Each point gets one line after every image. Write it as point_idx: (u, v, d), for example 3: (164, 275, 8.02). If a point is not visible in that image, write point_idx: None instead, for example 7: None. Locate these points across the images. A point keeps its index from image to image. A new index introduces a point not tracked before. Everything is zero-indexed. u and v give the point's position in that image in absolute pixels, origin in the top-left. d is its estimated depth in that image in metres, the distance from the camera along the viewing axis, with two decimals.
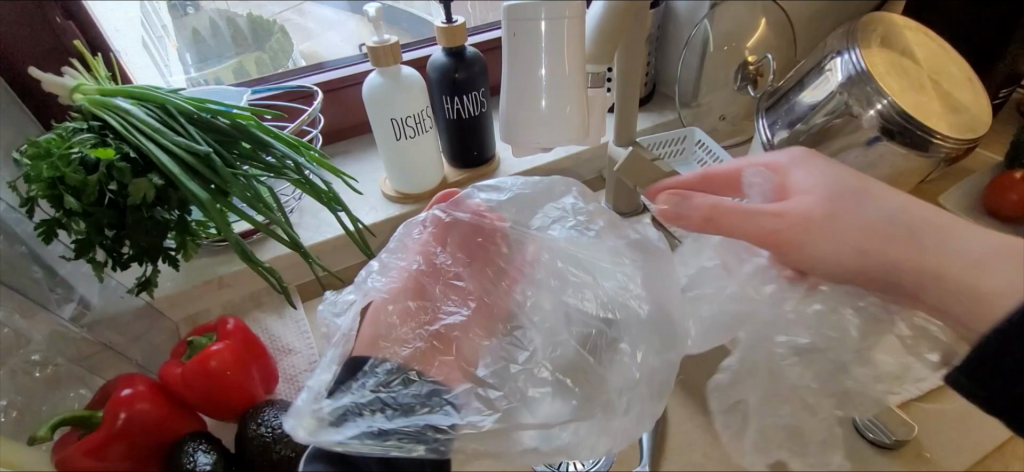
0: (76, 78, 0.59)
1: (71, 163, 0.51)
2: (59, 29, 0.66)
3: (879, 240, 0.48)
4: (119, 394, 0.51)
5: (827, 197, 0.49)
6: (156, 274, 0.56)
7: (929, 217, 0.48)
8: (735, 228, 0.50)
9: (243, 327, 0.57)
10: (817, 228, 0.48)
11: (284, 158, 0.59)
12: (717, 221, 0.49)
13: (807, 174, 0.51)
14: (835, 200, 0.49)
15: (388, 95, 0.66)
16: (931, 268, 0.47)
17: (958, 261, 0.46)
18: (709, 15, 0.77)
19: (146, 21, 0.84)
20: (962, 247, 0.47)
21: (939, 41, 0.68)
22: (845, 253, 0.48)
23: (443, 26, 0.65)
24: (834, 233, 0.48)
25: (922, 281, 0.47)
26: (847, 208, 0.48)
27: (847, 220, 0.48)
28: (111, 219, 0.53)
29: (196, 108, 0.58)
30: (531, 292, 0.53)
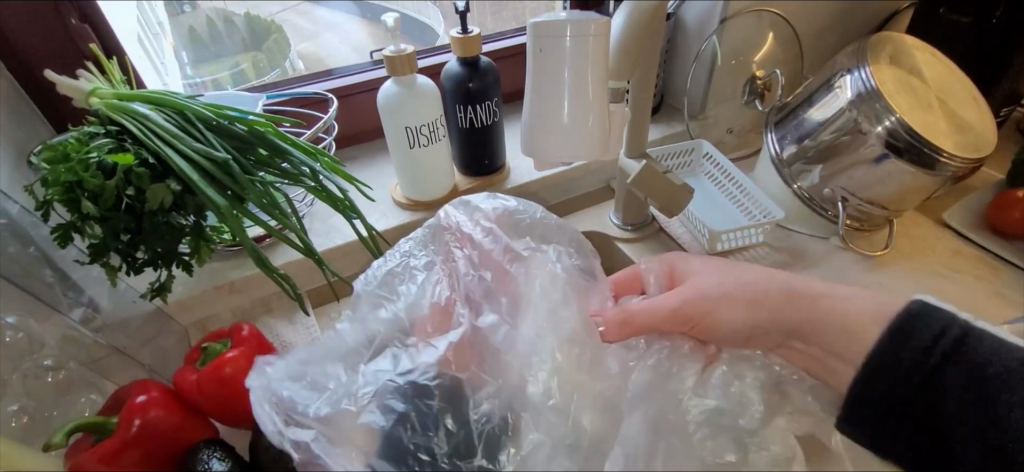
0: (91, 81, 0.58)
1: (89, 168, 0.51)
2: (74, 31, 0.66)
3: (765, 308, 0.55)
4: (134, 401, 0.51)
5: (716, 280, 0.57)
6: (170, 280, 0.56)
7: (799, 283, 0.57)
8: (643, 326, 0.53)
9: (257, 334, 0.57)
10: (717, 303, 0.55)
11: (301, 165, 0.60)
12: (630, 324, 0.53)
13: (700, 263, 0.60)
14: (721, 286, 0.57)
15: (404, 104, 0.66)
16: (809, 322, 0.55)
17: (836, 311, 0.55)
18: (718, 31, 0.78)
19: (143, 19, 0.88)
20: (842, 303, 0.55)
21: (948, 62, 0.69)
22: (740, 326, 0.55)
23: (458, 36, 0.66)
24: (739, 304, 0.56)
25: (803, 327, 0.55)
26: (745, 279, 0.57)
27: (739, 295, 0.56)
28: (128, 224, 0.52)
29: (214, 114, 0.58)
30: (494, 335, 0.53)
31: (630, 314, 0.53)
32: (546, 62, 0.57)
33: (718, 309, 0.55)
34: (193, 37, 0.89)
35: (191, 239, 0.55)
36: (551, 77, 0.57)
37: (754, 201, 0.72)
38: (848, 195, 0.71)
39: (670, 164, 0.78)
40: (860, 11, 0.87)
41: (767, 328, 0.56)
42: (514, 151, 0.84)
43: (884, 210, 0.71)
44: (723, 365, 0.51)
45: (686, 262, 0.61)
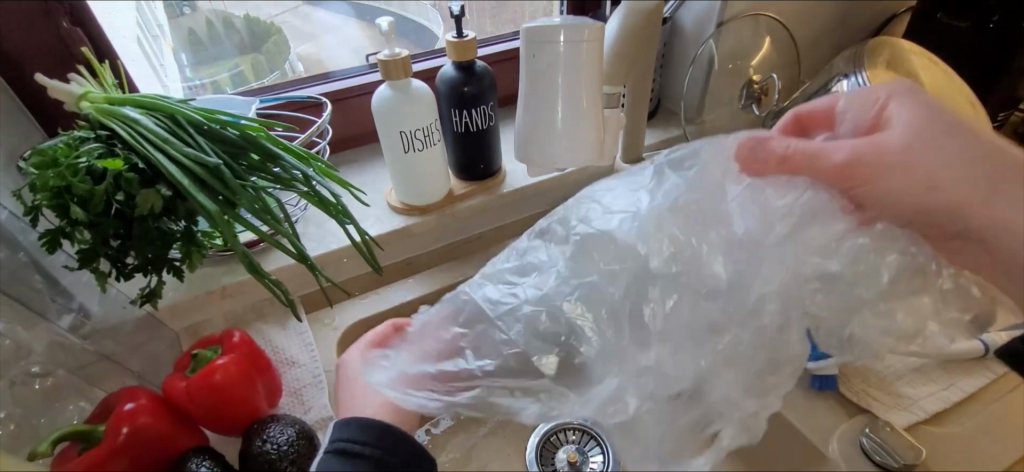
0: (82, 85, 0.58)
1: (78, 172, 0.50)
2: (65, 34, 0.65)
3: (964, 181, 0.51)
4: (122, 408, 0.50)
5: (915, 133, 0.52)
6: (161, 286, 0.55)
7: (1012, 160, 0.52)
8: (811, 169, 0.55)
9: (249, 341, 0.57)
10: (893, 162, 0.51)
11: (293, 170, 0.59)
12: (790, 164, 0.56)
13: (903, 107, 0.54)
14: (920, 137, 0.52)
15: (398, 108, 0.66)
16: (985, 228, 0.50)
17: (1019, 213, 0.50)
18: (715, 35, 0.78)
19: (142, 20, 0.84)
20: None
21: (946, 68, 0.67)
22: (911, 186, 0.51)
23: (453, 40, 0.66)
24: (908, 173, 0.51)
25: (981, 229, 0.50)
26: (954, 157, 0.51)
27: (927, 158, 0.51)
28: (117, 229, 0.52)
29: (205, 118, 0.58)
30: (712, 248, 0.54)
31: (791, 154, 0.56)
32: (540, 68, 0.56)
33: (908, 157, 0.51)
34: (193, 41, 0.88)
35: (181, 245, 0.54)
36: (545, 82, 0.57)
37: None
38: None
39: None
40: (858, 15, 0.86)
41: (915, 224, 0.52)
42: (510, 155, 0.83)
43: None
44: (861, 239, 0.52)
45: (890, 106, 0.55)
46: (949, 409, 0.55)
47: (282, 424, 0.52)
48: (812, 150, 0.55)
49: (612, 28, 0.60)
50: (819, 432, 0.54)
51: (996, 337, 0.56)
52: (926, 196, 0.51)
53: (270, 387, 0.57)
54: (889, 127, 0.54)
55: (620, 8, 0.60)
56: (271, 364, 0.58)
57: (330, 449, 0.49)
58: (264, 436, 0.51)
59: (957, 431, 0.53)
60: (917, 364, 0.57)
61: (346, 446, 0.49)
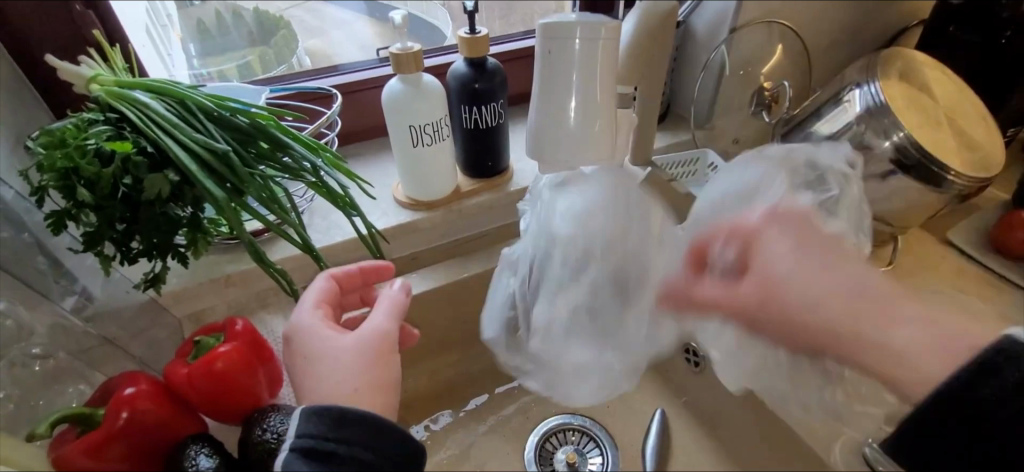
0: (93, 68, 0.58)
1: (87, 154, 0.50)
2: (79, 18, 0.65)
3: (850, 320, 0.47)
4: (122, 393, 0.50)
5: (838, 309, 0.47)
6: (165, 272, 0.55)
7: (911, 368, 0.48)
8: (747, 288, 0.49)
9: (251, 329, 0.56)
10: (778, 291, 0.48)
11: (302, 160, 0.59)
12: (749, 269, 0.50)
13: (855, 276, 0.48)
14: (855, 317, 0.47)
15: (408, 102, 0.66)
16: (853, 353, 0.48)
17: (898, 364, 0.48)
18: (727, 41, 0.78)
19: (152, 10, 0.86)
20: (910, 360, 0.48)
21: (957, 79, 0.69)
22: (802, 309, 0.48)
23: (465, 36, 0.65)
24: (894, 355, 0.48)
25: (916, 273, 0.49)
26: (848, 312, 0.47)
27: (816, 312, 0.47)
28: (124, 213, 0.51)
29: (215, 105, 0.58)
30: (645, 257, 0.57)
31: (761, 270, 0.49)
32: (555, 65, 0.56)
33: (796, 303, 0.47)
34: (202, 30, 0.89)
35: (187, 230, 0.54)
36: (559, 80, 0.57)
37: None
38: None
39: (674, 174, 0.75)
40: (870, 25, 0.86)
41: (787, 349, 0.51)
42: (519, 154, 0.83)
43: (890, 227, 0.71)
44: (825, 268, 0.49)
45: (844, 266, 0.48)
46: None
47: (282, 414, 0.52)
48: (832, 250, 0.49)
49: (627, 28, 0.60)
50: None
51: None
52: (822, 333, 0.48)
53: (271, 376, 0.57)
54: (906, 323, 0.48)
55: (635, 10, 0.60)
56: (273, 354, 0.58)
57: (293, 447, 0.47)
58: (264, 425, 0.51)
59: None
60: None
61: (309, 444, 0.46)
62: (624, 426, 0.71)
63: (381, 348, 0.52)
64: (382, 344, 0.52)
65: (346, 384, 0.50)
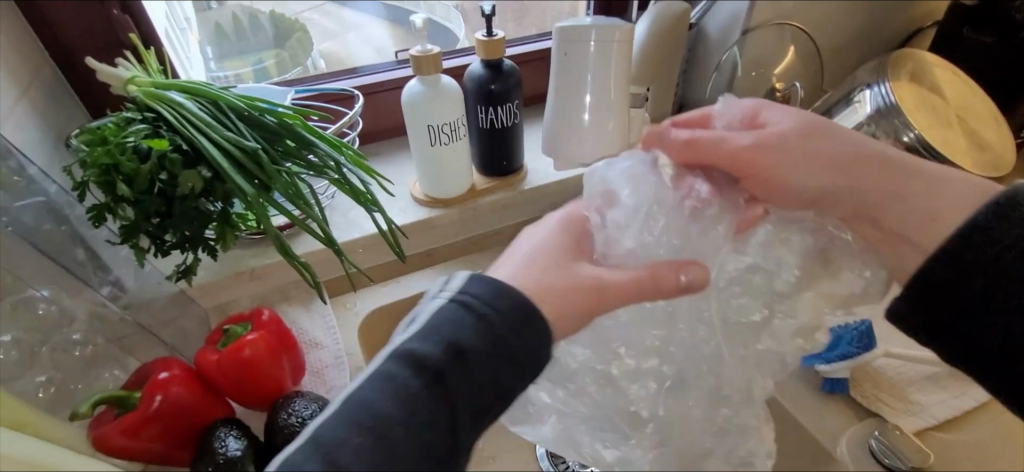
0: (130, 70, 0.61)
1: (126, 151, 0.53)
2: (114, 21, 0.68)
3: (845, 172, 0.49)
4: (157, 377, 0.53)
5: (815, 147, 0.50)
6: (196, 263, 0.58)
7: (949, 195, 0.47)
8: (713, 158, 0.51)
9: (277, 319, 0.59)
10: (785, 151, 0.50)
11: (326, 158, 0.62)
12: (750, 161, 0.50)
13: (778, 111, 0.52)
14: (804, 130, 0.50)
15: (428, 102, 0.68)
16: (884, 209, 0.49)
17: (954, 205, 0.47)
18: (740, 43, 0.79)
19: (171, 13, 0.89)
20: (951, 192, 0.47)
21: (968, 80, 0.69)
22: (811, 182, 0.49)
23: (483, 39, 0.68)
24: (874, 186, 0.49)
25: (892, 159, 0.49)
26: (844, 156, 0.49)
27: (820, 147, 0.49)
28: (159, 208, 0.54)
29: (245, 105, 0.60)
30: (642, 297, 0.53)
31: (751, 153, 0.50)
32: (570, 66, 0.58)
33: (797, 154, 0.49)
34: (218, 33, 0.93)
35: (217, 224, 0.57)
36: (574, 82, 0.59)
37: None
38: None
39: None
40: (882, 28, 0.87)
41: (834, 201, 0.50)
42: (532, 153, 0.85)
43: None
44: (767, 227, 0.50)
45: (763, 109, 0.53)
46: (959, 417, 0.55)
47: (307, 400, 0.54)
48: (793, 158, 0.49)
49: (641, 31, 0.61)
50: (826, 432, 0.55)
51: None
52: (820, 176, 0.49)
53: (296, 365, 0.59)
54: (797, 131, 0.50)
55: (648, 13, 0.62)
56: (297, 343, 0.60)
57: (454, 300, 0.40)
58: (289, 410, 0.53)
59: (964, 438, 0.54)
60: (929, 372, 0.58)
61: (468, 299, 0.40)
62: None
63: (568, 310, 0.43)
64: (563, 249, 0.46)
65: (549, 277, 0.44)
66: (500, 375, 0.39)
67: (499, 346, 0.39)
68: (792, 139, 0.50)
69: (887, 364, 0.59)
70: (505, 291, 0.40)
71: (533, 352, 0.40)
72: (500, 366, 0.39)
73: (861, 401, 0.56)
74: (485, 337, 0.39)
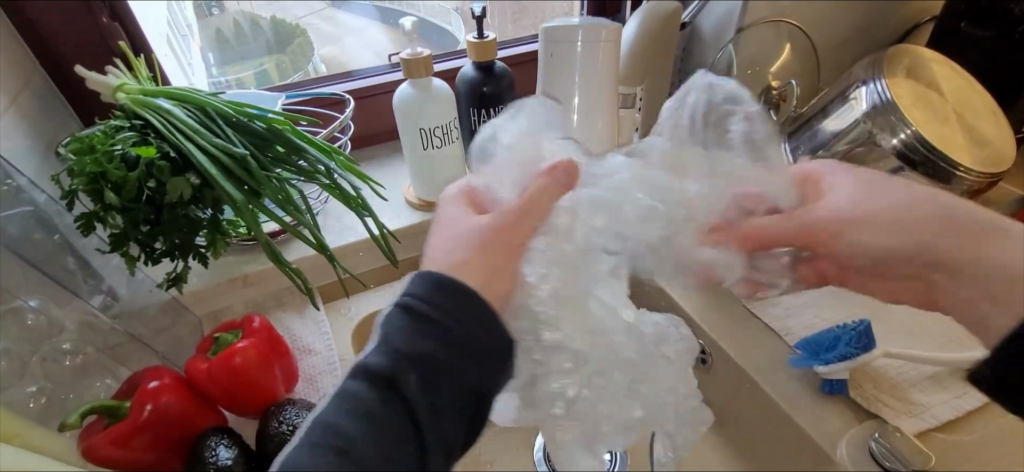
0: (119, 77, 0.60)
1: (114, 159, 0.52)
2: (105, 29, 0.68)
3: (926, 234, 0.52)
4: (147, 386, 0.52)
5: (855, 202, 0.55)
6: (186, 271, 0.57)
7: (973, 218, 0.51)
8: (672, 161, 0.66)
9: (268, 326, 0.59)
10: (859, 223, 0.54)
11: (316, 163, 0.61)
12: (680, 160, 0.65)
13: (839, 179, 0.57)
14: (863, 203, 0.54)
15: (419, 106, 0.68)
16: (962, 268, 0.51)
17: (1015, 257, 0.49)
18: (735, 41, 0.78)
19: (172, 20, 0.89)
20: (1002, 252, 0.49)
21: (967, 75, 0.68)
22: (889, 240, 0.53)
23: (474, 41, 0.67)
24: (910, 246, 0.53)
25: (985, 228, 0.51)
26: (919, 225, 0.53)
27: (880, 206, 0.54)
28: (148, 215, 0.54)
29: (234, 112, 0.60)
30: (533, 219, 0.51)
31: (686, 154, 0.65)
32: (559, 68, 0.57)
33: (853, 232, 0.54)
34: (220, 40, 0.92)
35: (208, 231, 0.57)
36: (563, 83, 0.58)
37: None
38: None
39: None
40: (878, 24, 0.86)
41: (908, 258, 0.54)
42: None
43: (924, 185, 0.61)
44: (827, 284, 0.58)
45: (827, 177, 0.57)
46: (960, 417, 0.54)
47: (298, 407, 0.54)
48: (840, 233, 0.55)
49: (629, 32, 0.61)
50: (827, 435, 0.54)
51: None
52: (902, 232, 0.53)
53: (287, 372, 0.59)
54: (826, 197, 0.56)
55: (639, 12, 0.61)
56: (289, 350, 0.60)
57: (396, 304, 0.41)
58: (280, 418, 0.53)
59: (966, 440, 0.53)
60: (930, 372, 0.57)
61: (409, 302, 0.40)
62: None
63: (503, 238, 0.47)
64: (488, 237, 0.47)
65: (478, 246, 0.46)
66: (462, 371, 0.39)
67: (457, 343, 0.40)
68: (840, 213, 0.55)
69: (887, 365, 0.58)
70: (442, 285, 0.41)
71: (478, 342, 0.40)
72: (471, 368, 0.40)
73: (861, 402, 0.55)
74: (439, 343, 0.39)
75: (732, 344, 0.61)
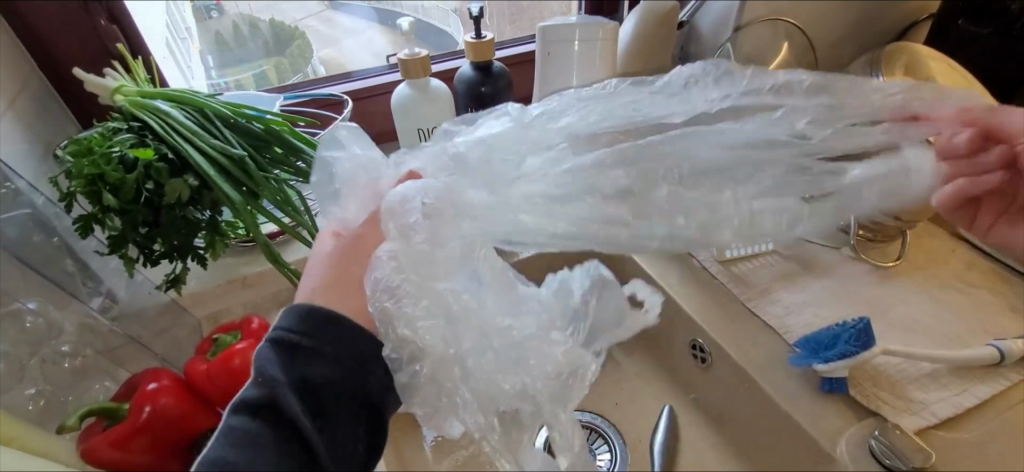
0: (117, 80, 0.60)
1: (112, 161, 0.52)
2: (103, 32, 0.68)
3: None
4: (145, 388, 0.52)
5: None
6: (184, 272, 0.57)
7: None
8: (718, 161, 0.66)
9: (266, 328, 0.58)
10: None
11: (314, 164, 0.61)
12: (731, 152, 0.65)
13: None
14: None
15: (416, 106, 0.68)
16: None
17: None
18: (732, 39, 0.78)
19: (171, 23, 0.89)
20: None
21: (966, 73, 0.67)
22: None
23: (472, 41, 0.67)
24: None
25: None
26: None
27: None
28: (146, 217, 0.54)
29: (232, 113, 0.60)
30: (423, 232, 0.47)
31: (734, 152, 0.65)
32: (557, 67, 0.58)
33: None
34: (219, 43, 0.92)
35: (206, 233, 0.57)
36: (560, 82, 0.58)
37: None
38: None
39: None
40: (876, 22, 0.86)
41: None
42: None
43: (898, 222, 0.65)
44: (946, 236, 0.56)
45: None
46: (960, 414, 0.54)
47: None
48: None
49: (625, 31, 0.61)
50: (827, 434, 0.53)
51: (1011, 343, 0.56)
52: None
53: None
54: None
55: (636, 10, 0.61)
56: None
57: (268, 340, 0.44)
58: None
59: (966, 437, 0.53)
60: (930, 369, 0.57)
61: (282, 335, 0.43)
62: (633, 421, 0.69)
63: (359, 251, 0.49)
64: (349, 250, 0.48)
65: (334, 279, 0.48)
66: (356, 386, 0.44)
67: (338, 364, 0.44)
68: None
69: (886, 362, 0.58)
70: (310, 315, 0.44)
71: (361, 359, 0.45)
72: (351, 390, 0.44)
73: (861, 400, 0.55)
74: (325, 367, 0.43)
75: (731, 343, 0.61)
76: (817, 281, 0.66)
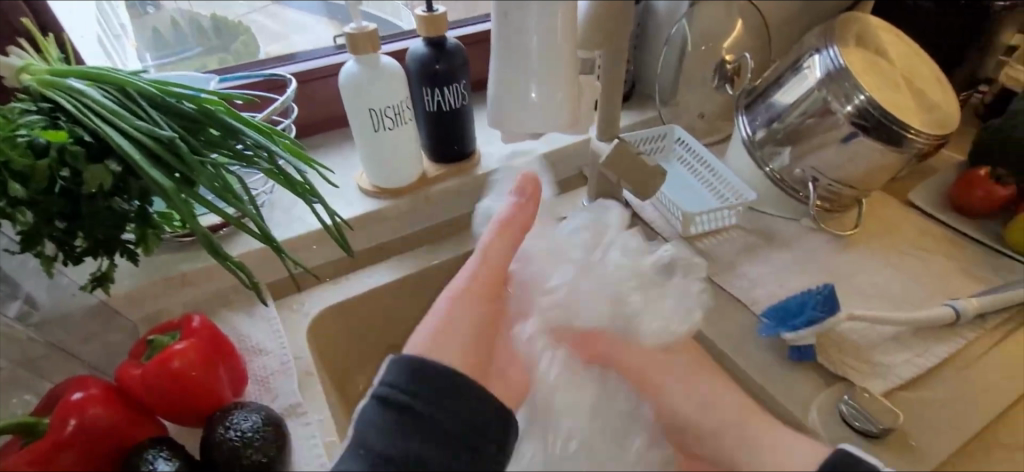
0: (24, 58, 0.54)
1: (18, 146, 0.46)
2: (6, 7, 0.61)
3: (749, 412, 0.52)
4: (69, 398, 0.47)
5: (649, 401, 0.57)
6: (112, 270, 0.52)
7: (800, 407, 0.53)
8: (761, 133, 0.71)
9: (209, 325, 0.53)
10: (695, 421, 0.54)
11: (257, 147, 0.56)
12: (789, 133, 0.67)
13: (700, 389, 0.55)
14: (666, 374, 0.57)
15: (367, 84, 0.64)
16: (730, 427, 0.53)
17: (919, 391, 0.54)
18: (687, 15, 0.78)
19: (107, 21, 0.85)
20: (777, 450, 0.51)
21: (912, 43, 0.68)
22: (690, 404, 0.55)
23: (423, 15, 0.63)
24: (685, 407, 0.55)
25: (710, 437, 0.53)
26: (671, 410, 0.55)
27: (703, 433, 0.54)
28: (62, 208, 0.48)
29: (160, 92, 0.54)
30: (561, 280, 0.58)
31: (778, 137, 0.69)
32: (511, 32, 0.48)
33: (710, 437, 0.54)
34: (157, 38, 0.86)
35: (137, 225, 0.51)
36: (520, 49, 0.48)
37: (726, 184, 0.73)
38: (818, 175, 0.68)
39: (645, 149, 0.76)
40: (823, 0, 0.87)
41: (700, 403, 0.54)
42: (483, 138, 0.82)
43: (854, 190, 0.69)
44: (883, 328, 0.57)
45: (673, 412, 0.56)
46: (921, 375, 0.55)
47: (245, 411, 0.50)
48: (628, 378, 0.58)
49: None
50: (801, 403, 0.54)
51: (966, 303, 0.58)
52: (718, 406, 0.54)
53: (234, 375, 0.54)
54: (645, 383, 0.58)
55: None
56: (235, 351, 0.55)
57: (376, 395, 0.44)
58: (226, 423, 0.48)
59: (931, 395, 0.54)
60: (894, 333, 0.58)
61: (387, 393, 0.44)
62: None
63: (486, 292, 0.55)
64: (476, 284, 0.55)
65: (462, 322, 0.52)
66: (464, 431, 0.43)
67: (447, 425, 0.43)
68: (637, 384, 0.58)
69: (851, 327, 0.59)
70: (424, 371, 0.45)
71: (478, 406, 0.44)
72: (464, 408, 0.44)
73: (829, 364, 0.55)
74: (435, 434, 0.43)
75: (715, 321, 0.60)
76: (777, 253, 0.68)
